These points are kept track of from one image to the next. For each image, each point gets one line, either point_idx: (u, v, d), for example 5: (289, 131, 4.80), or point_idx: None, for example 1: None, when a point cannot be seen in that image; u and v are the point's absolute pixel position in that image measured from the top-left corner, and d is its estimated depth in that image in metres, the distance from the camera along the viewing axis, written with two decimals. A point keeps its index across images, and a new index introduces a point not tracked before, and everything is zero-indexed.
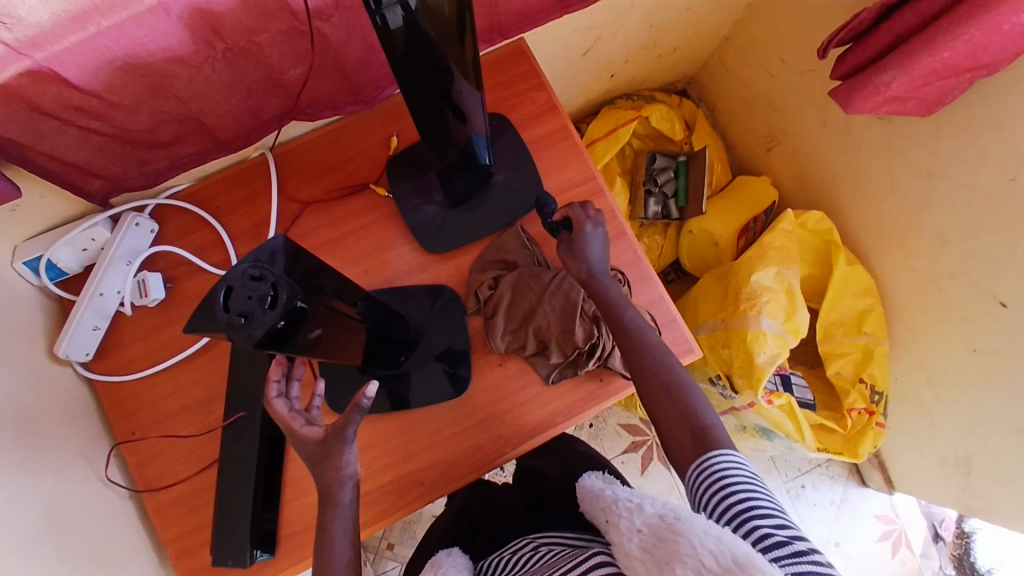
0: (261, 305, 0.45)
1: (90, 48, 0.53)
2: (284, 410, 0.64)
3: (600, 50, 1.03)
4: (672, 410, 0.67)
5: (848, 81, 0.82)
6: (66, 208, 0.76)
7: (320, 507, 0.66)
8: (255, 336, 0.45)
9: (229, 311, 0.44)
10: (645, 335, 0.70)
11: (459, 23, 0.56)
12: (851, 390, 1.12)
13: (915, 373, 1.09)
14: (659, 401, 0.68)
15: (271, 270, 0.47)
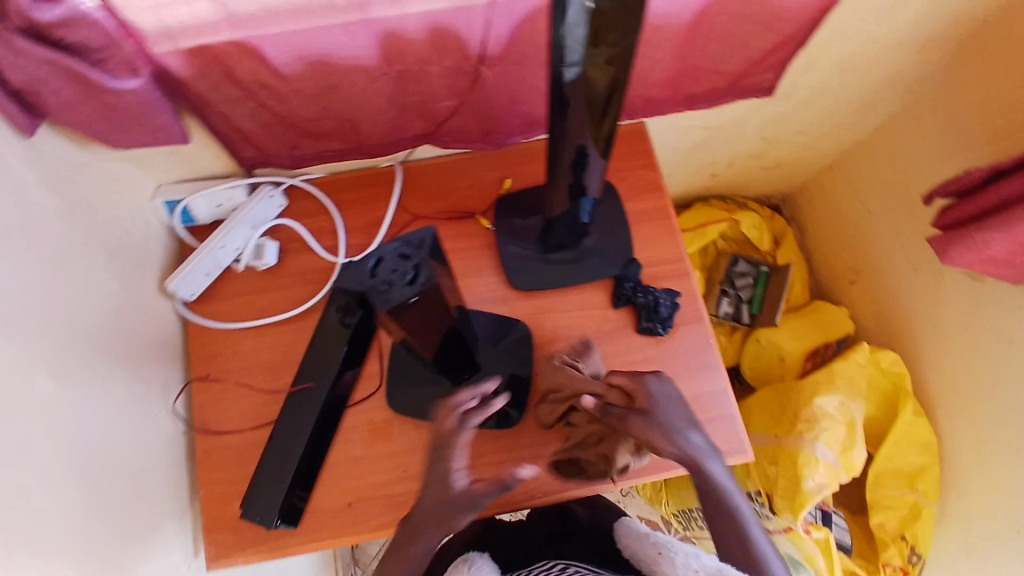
0: (401, 278, 0.61)
1: (295, 38, 0.61)
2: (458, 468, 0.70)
3: (710, 148, 1.09)
4: (733, 536, 0.73)
5: (948, 233, 0.83)
6: (217, 167, 0.87)
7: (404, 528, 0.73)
8: (386, 300, 0.61)
9: (377, 275, 0.61)
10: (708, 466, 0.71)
11: (606, 101, 0.63)
12: (890, 544, 1.09)
13: (964, 549, 1.03)
14: (722, 530, 0.74)
15: (416, 254, 0.62)
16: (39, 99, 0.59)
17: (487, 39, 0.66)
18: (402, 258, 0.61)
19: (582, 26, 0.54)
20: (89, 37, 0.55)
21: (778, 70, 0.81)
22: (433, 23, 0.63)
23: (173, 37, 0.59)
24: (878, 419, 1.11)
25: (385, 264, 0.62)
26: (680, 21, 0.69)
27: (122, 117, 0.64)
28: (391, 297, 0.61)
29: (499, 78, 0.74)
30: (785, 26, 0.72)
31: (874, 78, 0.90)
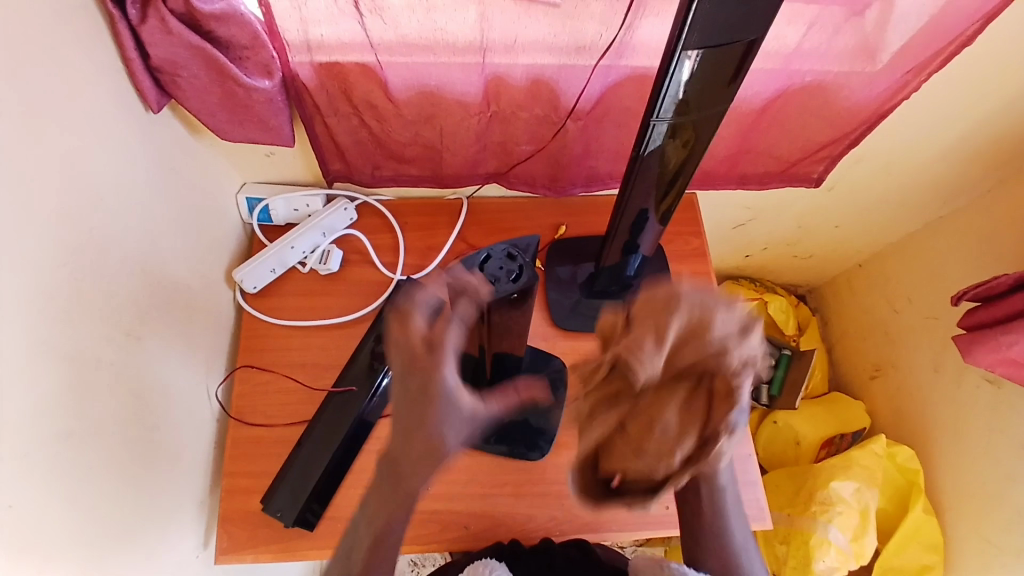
0: (506, 276, 0.58)
1: (416, 68, 0.70)
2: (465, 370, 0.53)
3: (750, 229, 1.16)
4: (703, 530, 0.71)
5: (971, 333, 0.87)
6: (300, 174, 0.93)
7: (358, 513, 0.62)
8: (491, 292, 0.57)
9: (484, 271, 0.58)
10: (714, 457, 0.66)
11: (673, 177, 0.70)
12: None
13: None
14: (691, 518, 0.72)
15: (524, 256, 0.60)
16: (173, 78, 0.66)
17: (580, 95, 0.75)
18: (510, 258, 0.59)
19: (670, 110, 0.59)
20: (235, 34, 0.64)
21: (828, 164, 0.89)
22: (536, 74, 0.71)
23: (311, 50, 0.68)
24: (890, 514, 1.10)
25: (490, 261, 0.59)
26: (750, 106, 0.77)
27: (246, 111, 0.71)
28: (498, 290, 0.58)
29: (578, 131, 0.82)
30: (841, 123, 0.80)
31: (910, 183, 0.99)
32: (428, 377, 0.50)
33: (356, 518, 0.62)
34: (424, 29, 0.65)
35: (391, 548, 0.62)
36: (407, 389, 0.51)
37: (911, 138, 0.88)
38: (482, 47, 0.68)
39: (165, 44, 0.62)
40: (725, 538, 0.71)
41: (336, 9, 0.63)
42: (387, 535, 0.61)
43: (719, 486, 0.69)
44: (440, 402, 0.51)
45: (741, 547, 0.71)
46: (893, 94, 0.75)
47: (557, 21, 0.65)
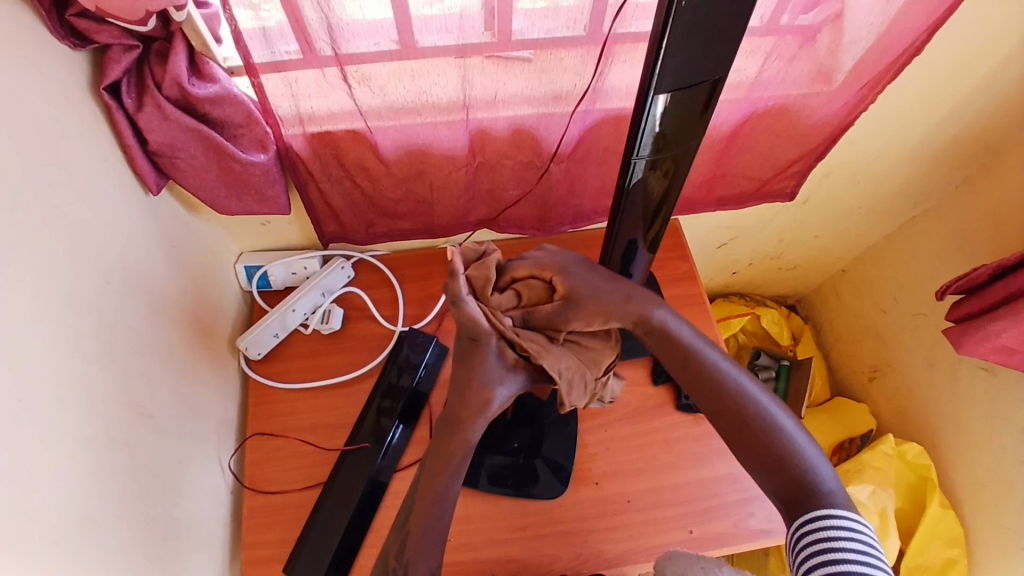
0: None
1: (404, 129, 0.73)
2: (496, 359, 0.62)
3: (733, 247, 1.20)
4: (769, 457, 0.61)
5: (961, 324, 0.90)
6: (296, 239, 0.96)
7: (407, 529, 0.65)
8: None
9: None
10: (700, 349, 0.66)
11: (657, 208, 0.73)
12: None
13: None
14: (765, 463, 0.62)
15: None
16: (172, 160, 0.69)
17: (561, 140, 0.79)
18: None
19: (648, 145, 0.62)
20: (230, 114, 0.67)
21: (799, 179, 0.94)
22: (518, 124, 0.76)
23: (303, 123, 0.71)
24: (907, 513, 1.12)
25: None
26: (720, 132, 0.82)
27: (244, 185, 0.74)
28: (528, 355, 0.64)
29: (562, 172, 0.86)
30: (808, 139, 0.85)
31: (878, 190, 1.04)
32: (474, 364, 0.62)
33: (395, 525, 0.67)
34: (412, 95, 0.69)
35: (416, 564, 0.63)
36: (460, 373, 0.64)
37: (873, 147, 0.94)
38: (466, 105, 0.72)
39: (163, 129, 0.65)
40: (800, 468, 0.61)
41: (325, 82, 0.67)
42: (419, 544, 0.63)
43: (742, 390, 0.64)
44: (492, 381, 0.63)
45: (826, 478, 0.60)
46: (853, 109, 0.80)
47: (533, 74, 0.69)
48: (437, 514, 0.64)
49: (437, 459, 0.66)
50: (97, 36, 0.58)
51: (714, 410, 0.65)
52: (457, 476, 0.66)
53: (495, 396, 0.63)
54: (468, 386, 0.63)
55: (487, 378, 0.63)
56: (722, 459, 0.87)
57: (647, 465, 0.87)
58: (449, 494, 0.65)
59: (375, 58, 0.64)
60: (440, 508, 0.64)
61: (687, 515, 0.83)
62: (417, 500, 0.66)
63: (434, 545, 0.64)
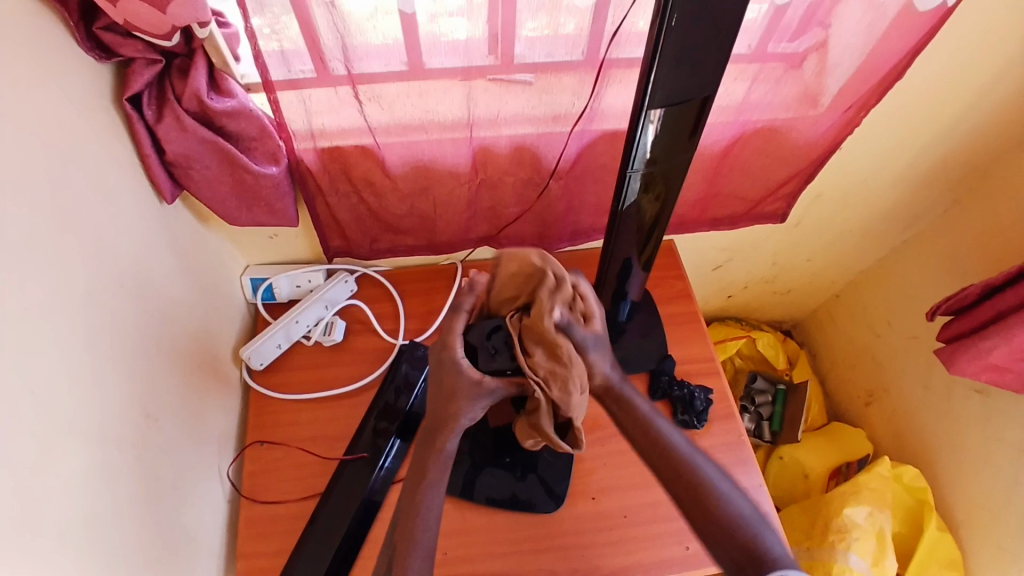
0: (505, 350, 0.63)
1: (411, 146, 0.77)
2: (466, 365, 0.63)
3: (728, 270, 1.22)
4: (716, 524, 0.62)
5: (952, 344, 0.92)
6: (302, 253, 0.98)
7: (392, 540, 0.64)
8: (490, 363, 0.63)
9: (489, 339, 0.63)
10: (653, 421, 0.67)
11: (651, 228, 0.76)
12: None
13: None
14: (714, 528, 0.62)
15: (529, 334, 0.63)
16: (187, 170, 0.72)
17: (560, 157, 0.82)
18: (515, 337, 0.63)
19: (640, 167, 0.66)
20: (245, 127, 0.70)
21: (788, 200, 0.98)
22: (519, 142, 0.79)
23: (314, 137, 0.74)
24: (905, 537, 1.09)
25: (495, 334, 0.63)
26: (712, 153, 0.86)
27: (255, 196, 0.77)
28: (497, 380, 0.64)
29: (560, 189, 0.89)
30: (798, 161, 0.89)
31: (867, 214, 1.07)
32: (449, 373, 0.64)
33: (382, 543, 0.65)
34: (420, 113, 0.73)
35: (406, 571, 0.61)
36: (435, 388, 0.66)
37: (860, 171, 0.97)
38: (469, 123, 0.75)
39: (180, 140, 0.69)
40: (746, 532, 0.61)
41: (337, 100, 0.70)
42: (407, 564, 0.62)
43: (690, 459, 0.65)
44: (462, 394, 0.64)
45: (772, 544, 0.61)
46: (839, 131, 0.84)
47: (534, 95, 0.73)
48: (426, 525, 0.64)
49: (418, 471, 0.66)
50: (122, 49, 0.62)
51: (667, 479, 0.65)
52: (438, 485, 0.66)
53: (466, 412, 0.65)
54: (441, 401, 0.65)
55: (459, 395, 0.64)
56: None
57: (643, 480, 0.87)
58: (433, 503, 0.65)
59: (385, 77, 0.68)
60: (426, 519, 0.64)
61: (684, 531, 0.83)
62: (403, 516, 0.65)
63: (424, 562, 0.63)
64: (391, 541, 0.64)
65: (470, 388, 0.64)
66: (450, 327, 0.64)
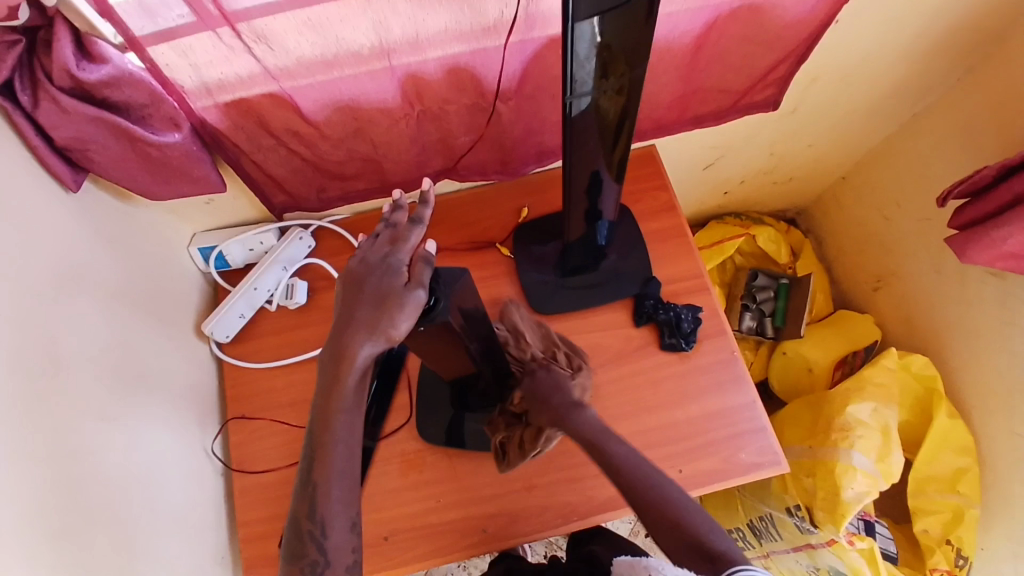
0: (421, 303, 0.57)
1: (328, 87, 0.67)
2: (397, 266, 0.56)
3: (720, 167, 1.11)
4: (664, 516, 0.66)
5: (964, 232, 0.83)
6: (249, 214, 0.91)
7: (312, 469, 0.61)
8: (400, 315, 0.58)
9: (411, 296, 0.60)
10: (598, 436, 0.72)
11: (618, 125, 0.64)
12: (935, 549, 1.05)
13: (1004, 547, 1.01)
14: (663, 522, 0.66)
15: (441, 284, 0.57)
16: (85, 153, 0.63)
17: (502, 76, 0.71)
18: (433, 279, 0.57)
19: (591, 57, 0.54)
20: (133, 96, 0.61)
21: (781, 85, 0.85)
22: (452, 64, 0.68)
23: (212, 93, 0.65)
24: (913, 425, 1.10)
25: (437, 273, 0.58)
26: (682, 45, 0.73)
27: (166, 169, 0.69)
28: (433, 315, 0.56)
29: (512, 111, 0.78)
30: (786, 41, 0.76)
31: (874, 89, 0.93)
32: (382, 279, 0.56)
33: (299, 482, 0.62)
34: (321, 47, 0.62)
35: (333, 518, 0.61)
36: (345, 310, 0.56)
37: (865, 43, 0.83)
38: (386, 51, 0.64)
39: (69, 125, 0.60)
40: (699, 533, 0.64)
41: (223, 46, 0.59)
42: (331, 496, 0.61)
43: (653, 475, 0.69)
44: (392, 300, 0.54)
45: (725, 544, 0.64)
46: (835, 1, 0.70)
47: (456, 6, 0.61)
48: (345, 455, 0.60)
49: (330, 391, 0.58)
50: None
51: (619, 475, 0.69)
52: (356, 415, 0.59)
53: (396, 323, 0.54)
54: (351, 324, 0.55)
55: (386, 298, 0.55)
56: (709, 395, 0.84)
57: (633, 408, 0.84)
58: (351, 431, 0.60)
59: (263, 12, 0.56)
60: (345, 448, 0.60)
61: (676, 455, 0.82)
62: (318, 448, 0.60)
63: (346, 494, 0.61)
64: (311, 470, 0.61)
65: (395, 292, 0.55)
66: (399, 237, 0.58)
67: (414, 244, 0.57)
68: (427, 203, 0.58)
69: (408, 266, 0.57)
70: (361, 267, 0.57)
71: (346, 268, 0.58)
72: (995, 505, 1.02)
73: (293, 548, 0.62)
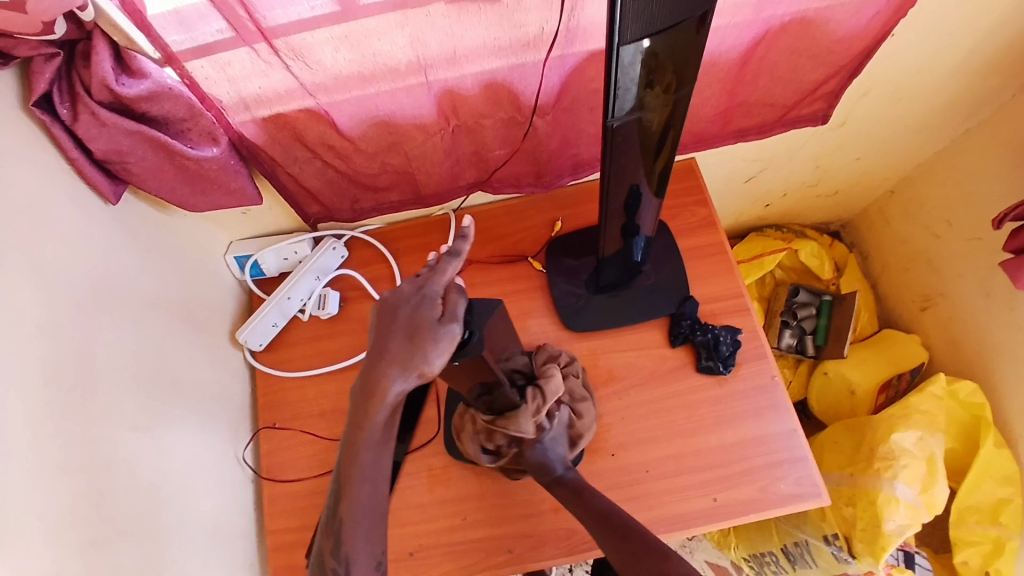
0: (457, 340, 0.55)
1: (363, 102, 0.66)
2: (431, 299, 0.55)
3: (763, 179, 1.07)
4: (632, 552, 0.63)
5: (1020, 256, 0.78)
6: (284, 223, 0.92)
7: (336, 508, 0.60)
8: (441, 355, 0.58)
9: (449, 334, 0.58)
10: (579, 485, 0.72)
11: (662, 138, 0.63)
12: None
13: None
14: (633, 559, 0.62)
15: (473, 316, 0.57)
16: (124, 165, 0.64)
17: (539, 90, 0.70)
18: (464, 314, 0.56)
19: (636, 70, 0.51)
20: (171, 109, 0.61)
21: (831, 99, 0.81)
22: (488, 79, 0.67)
23: (250, 108, 0.65)
24: (957, 453, 1.04)
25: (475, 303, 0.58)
26: (729, 59, 0.70)
27: (204, 180, 0.69)
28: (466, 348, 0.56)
29: (549, 125, 0.77)
30: (840, 54, 0.72)
31: (935, 102, 0.88)
32: (417, 312, 0.54)
33: (324, 520, 0.62)
34: (358, 62, 0.61)
35: (357, 555, 0.60)
36: (377, 342, 0.55)
37: (923, 56, 0.78)
38: (422, 67, 0.63)
39: (104, 135, 0.59)
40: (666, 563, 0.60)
41: (261, 62, 0.59)
42: (356, 535, 0.60)
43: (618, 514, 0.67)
44: (426, 335, 0.53)
45: None
46: (893, 15, 0.66)
47: (495, 21, 0.60)
48: (369, 494, 0.60)
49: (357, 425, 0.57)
50: (15, 51, 0.52)
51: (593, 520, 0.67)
52: (384, 451, 0.59)
53: (430, 360, 0.53)
54: (384, 357, 0.54)
55: (420, 333, 0.53)
56: (746, 421, 0.81)
57: (665, 432, 0.82)
58: (379, 467, 0.59)
59: (300, 27, 0.56)
60: (370, 486, 0.59)
61: (710, 483, 0.79)
62: (342, 487, 0.59)
63: (371, 531, 0.60)
64: (335, 508, 0.60)
65: (430, 327, 0.53)
66: (438, 266, 0.56)
67: (449, 275, 0.55)
68: (467, 237, 0.54)
69: (442, 297, 0.56)
70: (396, 296, 0.56)
71: (380, 298, 0.57)
72: None
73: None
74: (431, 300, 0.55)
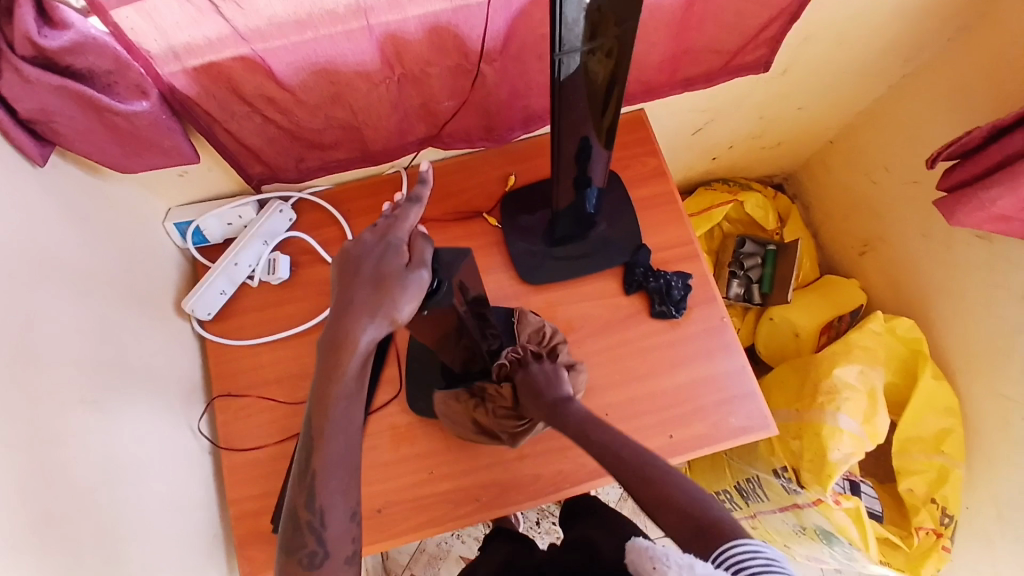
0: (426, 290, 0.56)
1: (301, 48, 0.63)
2: (395, 247, 0.54)
3: (710, 131, 1.09)
4: (654, 496, 0.60)
5: (954, 194, 0.83)
6: (226, 186, 0.88)
7: (308, 460, 0.57)
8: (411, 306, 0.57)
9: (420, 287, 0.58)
10: (592, 426, 0.68)
11: (607, 91, 0.62)
12: (920, 507, 1.07)
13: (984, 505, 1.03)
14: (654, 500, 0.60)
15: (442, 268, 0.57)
16: (49, 126, 0.59)
17: (485, 35, 0.68)
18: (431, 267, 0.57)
19: (581, 23, 0.51)
20: (96, 62, 0.56)
21: (773, 44, 0.83)
22: (432, 23, 0.65)
23: (181, 57, 0.61)
24: (898, 386, 1.11)
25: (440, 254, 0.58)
26: (673, 1, 0.70)
27: (136, 139, 0.65)
28: (434, 298, 0.56)
29: (497, 73, 0.75)
30: None
31: (868, 48, 0.92)
32: (381, 260, 0.54)
33: (293, 475, 0.59)
34: (294, 5, 0.58)
35: (332, 509, 0.58)
36: (341, 294, 0.54)
37: (858, 1, 0.80)
38: (362, 9, 0.60)
39: (29, 95, 0.55)
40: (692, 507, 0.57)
41: (191, 7, 0.56)
42: (330, 488, 0.57)
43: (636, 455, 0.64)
44: (393, 282, 0.52)
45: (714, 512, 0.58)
46: None
47: None
48: (343, 446, 0.57)
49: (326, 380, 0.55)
50: None
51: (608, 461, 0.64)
52: (356, 404, 0.56)
53: (400, 306, 0.52)
54: (351, 307, 0.53)
55: (387, 281, 0.53)
56: (699, 362, 0.85)
57: (623, 376, 0.84)
58: (351, 420, 0.56)
59: None
60: (343, 439, 0.56)
61: (666, 422, 0.82)
62: (313, 438, 0.56)
63: (345, 484, 0.58)
64: (306, 461, 0.58)
65: (396, 274, 0.53)
66: (398, 216, 0.56)
67: (410, 222, 0.56)
68: (426, 182, 0.55)
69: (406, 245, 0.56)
70: (358, 248, 0.55)
71: (342, 249, 0.56)
72: (976, 465, 1.04)
73: (290, 541, 0.59)
74: (395, 248, 0.54)
